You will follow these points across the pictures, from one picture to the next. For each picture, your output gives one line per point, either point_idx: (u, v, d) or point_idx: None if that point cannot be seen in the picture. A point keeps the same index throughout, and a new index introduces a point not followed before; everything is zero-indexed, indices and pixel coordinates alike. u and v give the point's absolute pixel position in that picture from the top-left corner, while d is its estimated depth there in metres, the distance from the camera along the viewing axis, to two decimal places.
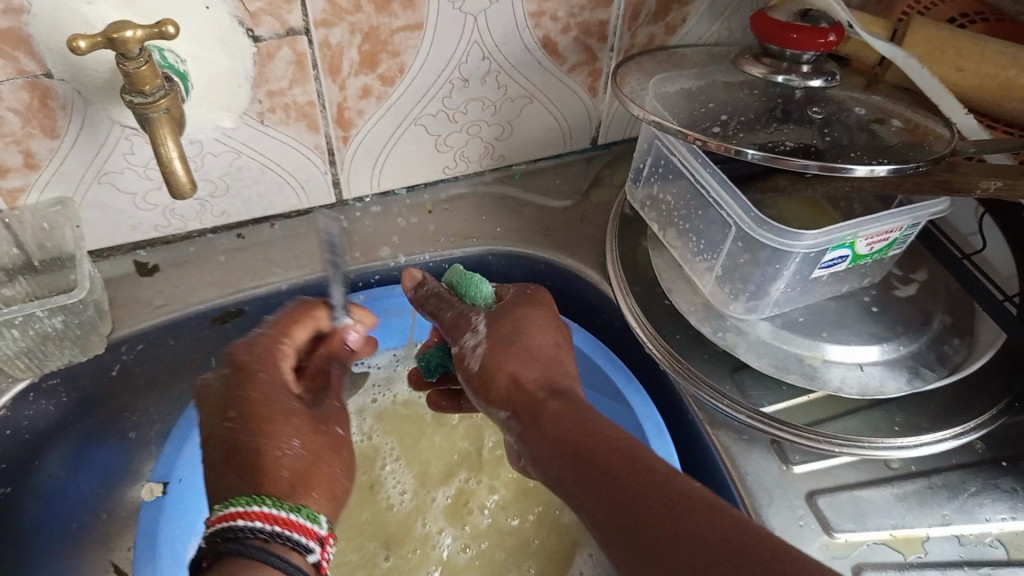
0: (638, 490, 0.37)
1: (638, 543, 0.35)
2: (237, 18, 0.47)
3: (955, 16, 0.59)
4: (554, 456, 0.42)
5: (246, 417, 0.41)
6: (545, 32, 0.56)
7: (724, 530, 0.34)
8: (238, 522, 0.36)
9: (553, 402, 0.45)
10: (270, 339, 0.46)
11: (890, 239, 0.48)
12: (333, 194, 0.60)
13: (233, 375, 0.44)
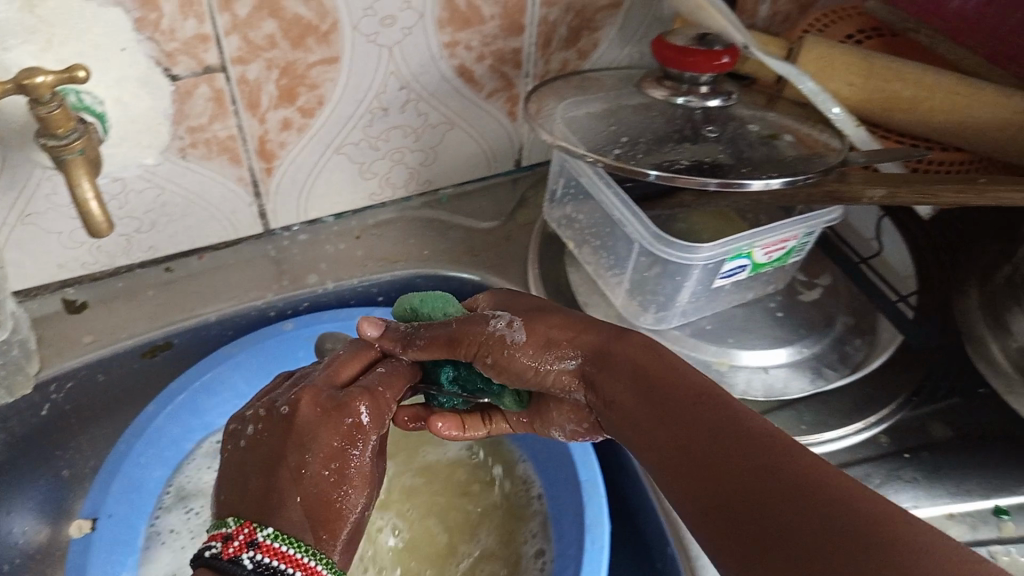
0: (718, 429, 0.36)
1: (714, 473, 0.34)
2: (153, 59, 0.49)
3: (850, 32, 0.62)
4: (626, 395, 0.42)
5: (338, 470, 0.43)
6: (460, 61, 0.58)
7: (819, 486, 0.31)
8: (283, 567, 0.37)
9: (624, 342, 0.44)
10: (365, 394, 0.46)
11: (787, 248, 0.52)
12: (260, 224, 0.61)
13: (324, 412, 0.44)
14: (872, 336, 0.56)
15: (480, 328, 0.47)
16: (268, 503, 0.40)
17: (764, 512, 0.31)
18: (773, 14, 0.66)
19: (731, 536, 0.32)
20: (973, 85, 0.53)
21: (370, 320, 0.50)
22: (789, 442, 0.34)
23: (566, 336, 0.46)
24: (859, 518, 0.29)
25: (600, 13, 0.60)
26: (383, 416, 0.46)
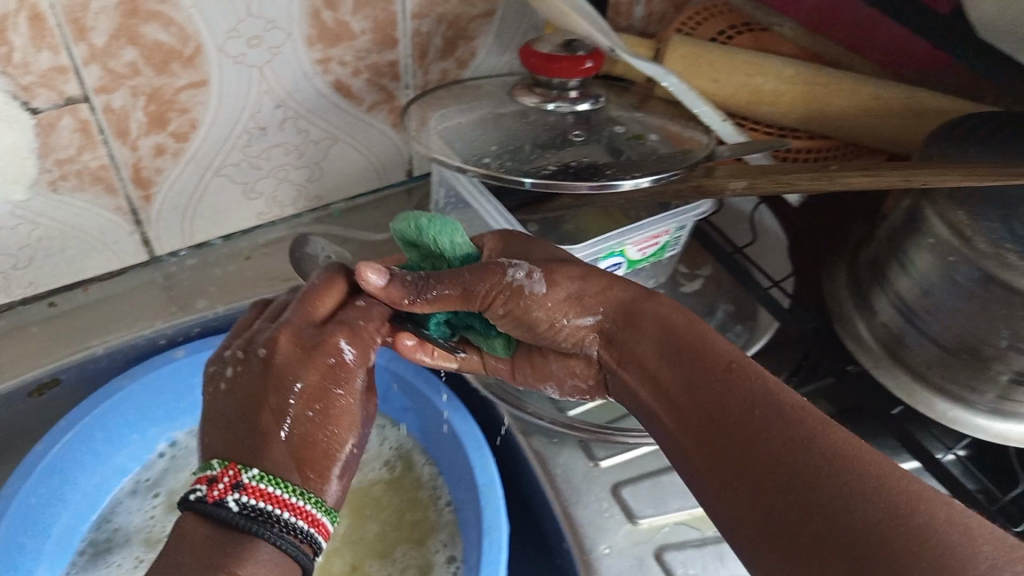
0: (758, 398, 0.40)
1: (753, 440, 0.38)
2: (9, 94, 0.48)
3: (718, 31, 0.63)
4: (660, 361, 0.45)
5: (325, 411, 0.44)
6: (335, 76, 0.58)
7: (858, 462, 0.35)
8: (270, 508, 0.38)
9: (657, 309, 0.47)
10: (349, 333, 0.46)
11: (659, 243, 0.55)
12: (145, 252, 0.61)
13: (307, 353, 0.44)
14: (751, 321, 0.58)
15: (496, 280, 0.46)
16: (252, 444, 0.41)
17: (804, 482, 0.35)
18: (649, 14, 0.68)
19: (769, 500, 0.36)
20: (829, 75, 0.55)
21: (371, 267, 0.45)
22: (824, 417, 0.38)
23: (597, 293, 0.48)
24: (899, 494, 0.33)
25: (474, 22, 0.61)
26: (369, 349, 0.47)
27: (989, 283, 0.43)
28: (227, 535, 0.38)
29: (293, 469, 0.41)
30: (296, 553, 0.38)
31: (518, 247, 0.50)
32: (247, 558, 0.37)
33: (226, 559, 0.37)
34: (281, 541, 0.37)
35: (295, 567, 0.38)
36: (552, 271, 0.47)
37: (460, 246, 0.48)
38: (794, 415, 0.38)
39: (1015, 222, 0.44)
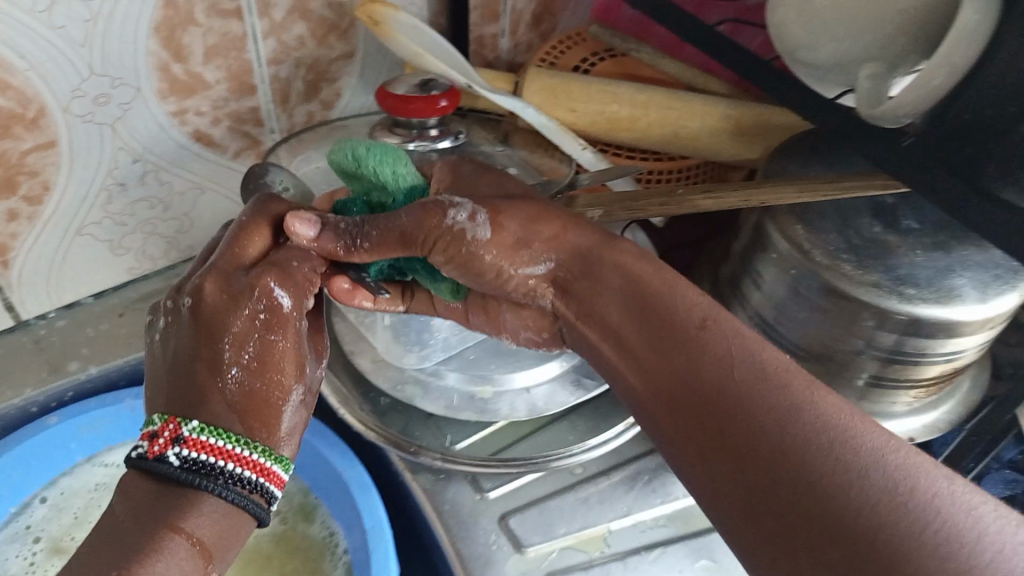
0: (740, 357, 0.37)
1: (738, 405, 0.36)
2: None
3: (578, 61, 0.64)
4: (631, 320, 0.42)
5: (260, 353, 0.41)
6: (194, 127, 0.58)
7: (853, 432, 0.33)
8: (213, 461, 0.37)
9: (625, 264, 0.44)
10: (277, 274, 0.43)
11: None
12: (10, 317, 0.59)
13: (233, 298, 0.41)
14: None
15: (437, 221, 0.44)
16: (182, 397, 0.39)
17: (794, 455, 0.33)
18: (514, 44, 0.69)
19: (757, 471, 0.34)
20: (682, 99, 0.56)
21: (299, 218, 0.44)
22: (810, 378, 0.36)
23: (555, 240, 0.45)
24: (899, 473, 0.31)
25: (334, 63, 0.61)
26: (303, 291, 0.44)
27: (830, 294, 0.46)
28: (173, 488, 0.37)
29: (235, 418, 0.39)
30: (245, 504, 0.37)
31: (466, 180, 0.49)
32: (190, 514, 0.36)
33: (169, 515, 0.36)
34: (228, 494, 0.37)
35: (246, 515, 0.38)
36: (498, 213, 0.45)
37: (403, 178, 0.47)
38: (777, 381, 0.36)
39: (850, 232, 0.46)
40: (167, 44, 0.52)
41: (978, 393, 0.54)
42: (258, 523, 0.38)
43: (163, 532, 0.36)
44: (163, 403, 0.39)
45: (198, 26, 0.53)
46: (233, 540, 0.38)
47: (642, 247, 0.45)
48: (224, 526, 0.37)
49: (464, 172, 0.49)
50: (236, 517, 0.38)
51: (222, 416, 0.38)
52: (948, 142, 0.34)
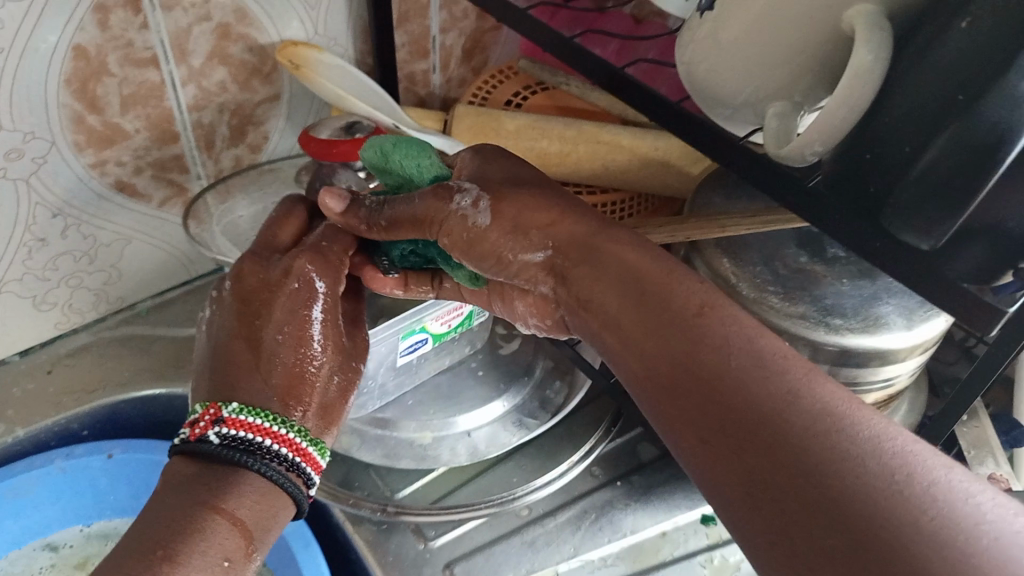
0: (738, 341, 0.33)
1: (732, 388, 0.31)
2: None
3: (509, 97, 0.64)
4: (614, 303, 0.37)
5: (295, 332, 0.43)
6: (115, 177, 0.56)
7: (858, 422, 0.29)
8: (253, 438, 0.39)
9: (612, 244, 0.39)
10: (312, 253, 0.44)
11: (464, 313, 0.53)
12: None
13: (270, 279, 0.43)
14: (570, 376, 0.59)
15: (444, 207, 0.41)
16: (222, 374, 0.41)
17: (793, 444, 0.28)
18: (447, 79, 0.69)
19: (750, 460, 0.29)
20: (610, 132, 0.57)
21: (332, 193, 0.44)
22: (810, 364, 0.31)
23: (543, 223, 0.40)
24: (899, 462, 0.27)
25: (260, 107, 0.60)
26: (337, 270, 0.45)
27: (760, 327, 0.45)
28: (214, 468, 0.38)
29: (271, 398, 0.41)
30: (282, 481, 0.39)
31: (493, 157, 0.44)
32: (231, 494, 0.38)
33: (210, 495, 0.37)
34: (266, 470, 0.38)
35: (283, 495, 0.39)
36: (499, 199, 0.41)
37: (425, 164, 0.45)
38: (781, 368, 0.31)
39: (776, 263, 0.46)
40: (81, 95, 0.51)
41: (916, 415, 0.54)
42: (294, 504, 0.40)
43: (206, 511, 0.37)
44: (207, 383, 0.41)
45: (112, 76, 0.51)
46: (272, 520, 0.39)
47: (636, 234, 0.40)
48: (263, 505, 0.38)
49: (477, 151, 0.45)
50: (274, 497, 0.39)
51: (256, 397, 0.40)
52: (845, 181, 0.31)
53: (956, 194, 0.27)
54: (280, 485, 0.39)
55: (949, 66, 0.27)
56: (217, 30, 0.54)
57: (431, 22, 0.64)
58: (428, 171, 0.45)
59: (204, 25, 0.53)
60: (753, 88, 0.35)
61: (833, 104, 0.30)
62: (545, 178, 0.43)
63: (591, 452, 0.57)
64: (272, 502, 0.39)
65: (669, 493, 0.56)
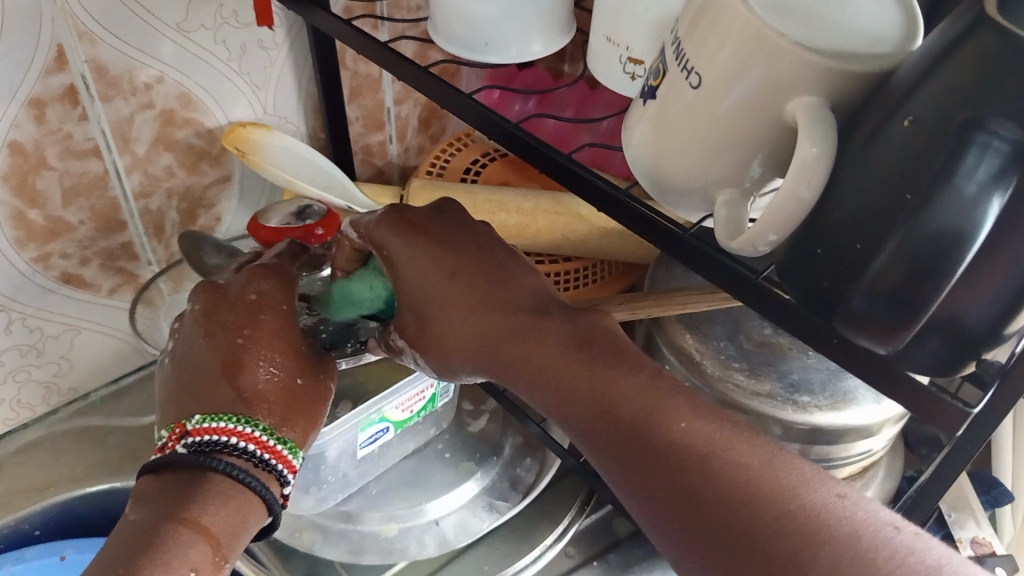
0: (652, 403, 0.33)
1: (647, 457, 0.31)
2: None
3: (465, 168, 0.64)
4: (527, 377, 0.37)
5: (254, 342, 0.40)
6: (61, 269, 0.54)
7: (760, 506, 0.28)
8: (219, 439, 0.37)
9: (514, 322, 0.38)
10: (262, 268, 0.43)
11: (426, 397, 0.50)
12: None
13: (227, 294, 0.42)
14: (541, 452, 0.57)
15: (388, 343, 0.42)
16: (194, 395, 0.39)
17: (709, 510, 0.29)
18: (404, 149, 0.69)
19: (675, 529, 0.30)
20: (570, 203, 0.56)
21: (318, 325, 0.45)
22: (707, 441, 0.31)
23: (466, 345, 0.39)
24: (812, 522, 0.27)
25: (210, 189, 0.59)
26: (287, 276, 0.44)
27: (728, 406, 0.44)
28: (182, 477, 0.36)
29: (236, 400, 0.38)
30: (251, 482, 0.36)
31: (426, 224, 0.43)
32: (197, 501, 0.35)
33: (175, 505, 0.35)
34: (233, 471, 0.36)
35: (253, 497, 0.37)
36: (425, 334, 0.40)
37: (370, 300, 0.45)
38: (681, 457, 0.30)
39: (741, 336, 0.45)
40: (19, 191, 0.49)
41: (894, 479, 0.53)
42: (267, 508, 0.37)
43: (172, 522, 0.35)
44: (173, 407, 0.39)
45: (51, 169, 0.50)
46: (244, 527, 0.36)
47: (551, 324, 0.37)
48: (233, 510, 0.36)
49: (388, 235, 0.42)
50: (247, 501, 0.36)
51: (223, 400, 0.38)
52: (799, 274, 0.30)
53: (913, 301, 0.25)
54: (248, 487, 0.36)
55: (892, 168, 0.26)
56: (160, 117, 0.53)
57: (384, 96, 0.64)
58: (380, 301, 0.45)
59: (146, 113, 0.52)
60: (701, 174, 0.34)
61: (779, 201, 0.28)
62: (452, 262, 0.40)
63: (565, 533, 0.55)
64: (242, 504, 0.36)
65: (647, 570, 0.53)
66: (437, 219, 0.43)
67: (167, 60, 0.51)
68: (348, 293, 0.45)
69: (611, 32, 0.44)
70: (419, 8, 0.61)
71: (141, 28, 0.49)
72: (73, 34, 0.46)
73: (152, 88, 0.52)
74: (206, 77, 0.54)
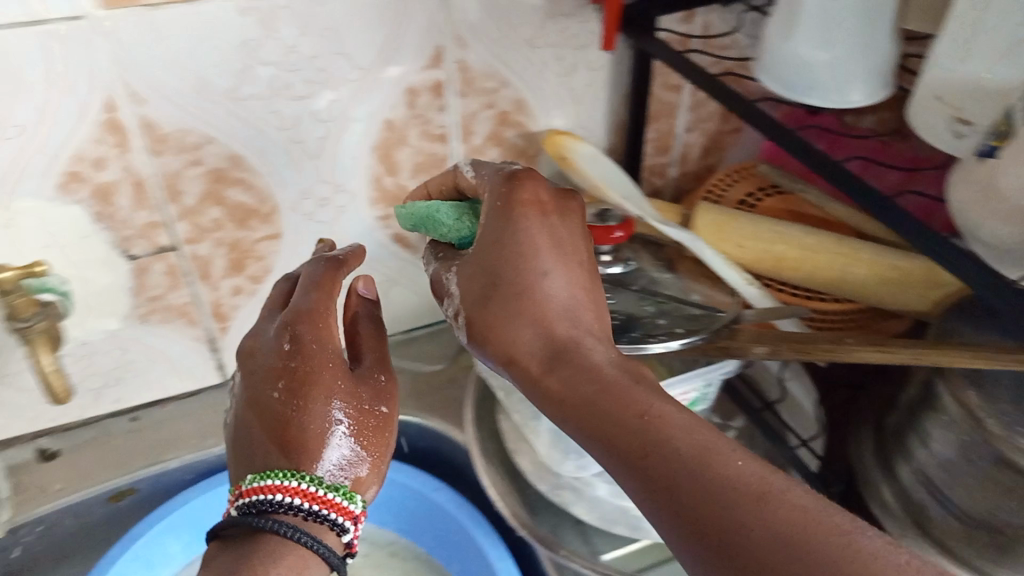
0: (708, 440, 0.33)
1: (696, 484, 0.31)
2: (113, 244, 0.58)
3: (742, 198, 0.69)
4: (575, 403, 0.38)
5: (291, 394, 0.45)
6: (394, 230, 0.68)
7: (800, 544, 0.28)
8: (268, 498, 0.43)
9: (577, 350, 0.40)
10: (296, 315, 0.47)
11: (689, 399, 0.58)
12: (219, 374, 0.70)
13: (263, 351, 0.47)
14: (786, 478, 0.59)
15: (439, 291, 0.48)
16: (249, 452, 0.46)
17: (753, 543, 0.29)
18: (682, 174, 0.74)
19: (714, 559, 0.30)
20: (853, 248, 0.58)
21: (363, 344, 0.51)
22: (754, 477, 0.31)
23: (523, 352, 0.41)
24: (865, 562, 0.27)
25: None
26: (329, 330, 0.47)
27: (1004, 463, 0.45)
28: (241, 538, 0.43)
29: (286, 459, 0.45)
30: (297, 534, 0.42)
31: (520, 190, 0.44)
32: (251, 557, 0.42)
33: (231, 564, 0.42)
34: (280, 526, 0.42)
35: (305, 548, 0.42)
36: (484, 317, 0.43)
37: (448, 226, 0.49)
38: (722, 488, 0.31)
39: None
40: (383, 160, 0.62)
41: None
42: (318, 555, 0.43)
43: None
44: (237, 463, 0.46)
45: (408, 145, 0.62)
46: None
47: (598, 360, 0.39)
48: (287, 560, 0.42)
49: (490, 215, 0.45)
50: (300, 554, 0.42)
51: (273, 462, 0.45)
52: None
53: None
54: (296, 539, 0.42)
55: None
56: (497, 116, 0.64)
57: (677, 122, 0.70)
58: (454, 234, 0.49)
59: (487, 112, 0.63)
60: None
61: None
62: (533, 260, 0.42)
63: None
64: (291, 554, 0.42)
65: None
66: (562, 203, 0.45)
67: (512, 70, 0.61)
68: (434, 220, 0.50)
69: (942, 89, 0.46)
70: (727, 46, 0.66)
71: (501, 38, 0.59)
72: (450, 38, 0.57)
73: (498, 90, 0.62)
74: (537, 87, 0.63)
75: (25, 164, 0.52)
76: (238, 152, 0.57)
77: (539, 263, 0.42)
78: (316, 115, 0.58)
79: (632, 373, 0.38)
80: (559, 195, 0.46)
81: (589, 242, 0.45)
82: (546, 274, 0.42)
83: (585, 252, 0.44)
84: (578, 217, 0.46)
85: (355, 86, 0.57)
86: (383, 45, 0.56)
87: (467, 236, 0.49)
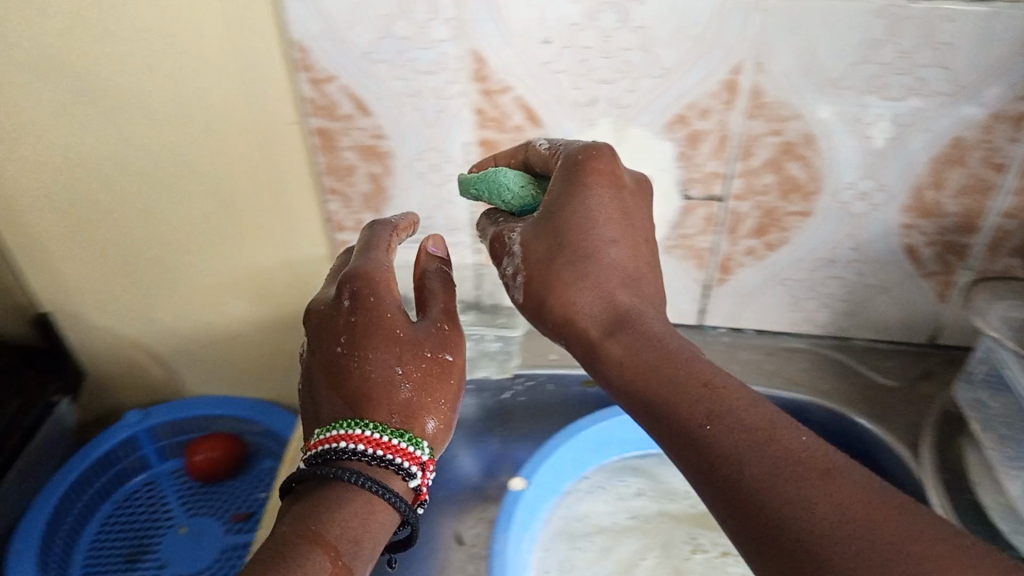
0: (766, 416, 0.45)
1: (761, 455, 0.43)
2: (679, 184, 0.71)
3: None
4: (648, 378, 0.49)
5: (353, 346, 0.56)
6: (911, 241, 0.71)
7: (840, 511, 0.39)
8: (341, 446, 0.52)
9: (644, 330, 0.52)
10: (360, 276, 0.58)
11: None
12: (698, 317, 0.83)
13: (328, 312, 0.58)
14: None
15: (501, 248, 0.59)
16: (318, 407, 0.56)
17: (800, 506, 0.40)
18: None
19: (760, 516, 0.41)
20: None
21: (424, 302, 0.61)
22: (803, 452, 0.43)
23: (580, 318, 0.54)
24: (897, 529, 0.38)
25: None
26: (390, 291, 0.58)
27: None
28: (317, 485, 0.52)
29: (351, 408, 0.54)
30: (364, 482, 0.51)
31: (590, 171, 0.56)
32: (325, 505, 0.50)
33: (305, 509, 0.51)
34: (349, 473, 0.51)
35: (370, 493, 0.51)
36: (549, 282, 0.55)
37: (513, 191, 0.60)
38: (775, 462, 0.42)
39: None
40: (934, 174, 0.66)
41: None
42: (384, 499, 0.51)
43: (302, 526, 0.50)
44: (309, 416, 0.57)
45: (965, 167, 0.65)
46: (367, 523, 0.51)
47: (657, 335, 0.51)
48: (358, 505, 0.51)
49: (558, 182, 0.57)
50: (371, 498, 0.51)
51: (337, 411, 0.54)
52: None
53: None
54: (366, 486, 0.51)
55: None
56: None
57: None
58: (515, 200, 0.60)
59: None
60: None
61: None
62: (591, 234, 0.54)
63: None
64: (361, 497, 0.51)
65: None
66: (632, 196, 0.57)
67: None
68: (498, 188, 0.61)
69: None
70: None
71: None
72: None
73: None
74: None
75: (655, 100, 0.66)
76: (813, 132, 0.65)
77: (602, 234, 0.54)
78: (897, 117, 0.63)
79: (687, 350, 0.51)
80: (635, 190, 0.58)
81: (646, 234, 0.57)
82: (609, 244, 0.54)
83: (640, 229, 0.57)
84: (643, 208, 0.58)
85: (943, 101, 0.62)
86: (990, 68, 0.60)
87: (528, 202, 0.60)
